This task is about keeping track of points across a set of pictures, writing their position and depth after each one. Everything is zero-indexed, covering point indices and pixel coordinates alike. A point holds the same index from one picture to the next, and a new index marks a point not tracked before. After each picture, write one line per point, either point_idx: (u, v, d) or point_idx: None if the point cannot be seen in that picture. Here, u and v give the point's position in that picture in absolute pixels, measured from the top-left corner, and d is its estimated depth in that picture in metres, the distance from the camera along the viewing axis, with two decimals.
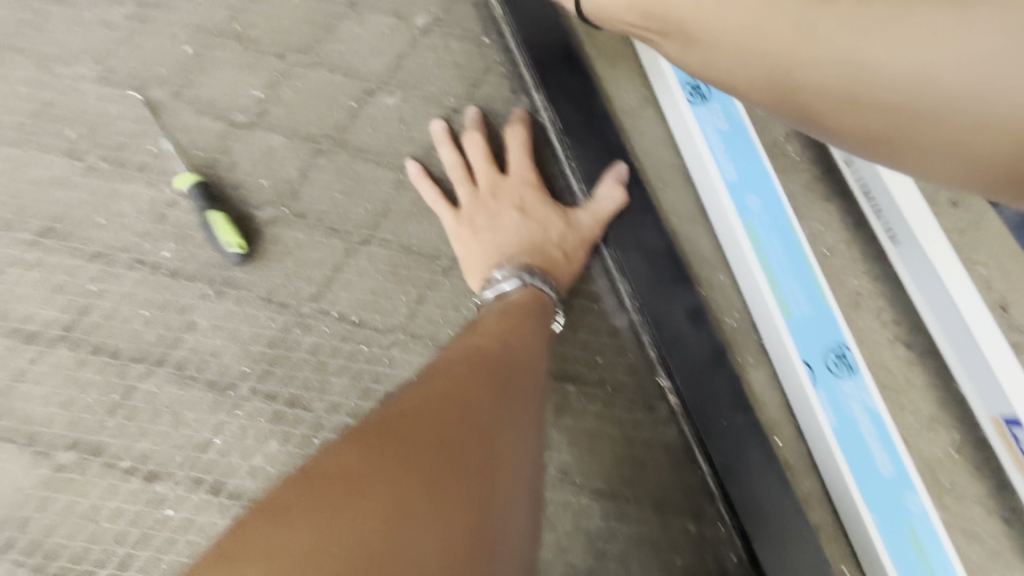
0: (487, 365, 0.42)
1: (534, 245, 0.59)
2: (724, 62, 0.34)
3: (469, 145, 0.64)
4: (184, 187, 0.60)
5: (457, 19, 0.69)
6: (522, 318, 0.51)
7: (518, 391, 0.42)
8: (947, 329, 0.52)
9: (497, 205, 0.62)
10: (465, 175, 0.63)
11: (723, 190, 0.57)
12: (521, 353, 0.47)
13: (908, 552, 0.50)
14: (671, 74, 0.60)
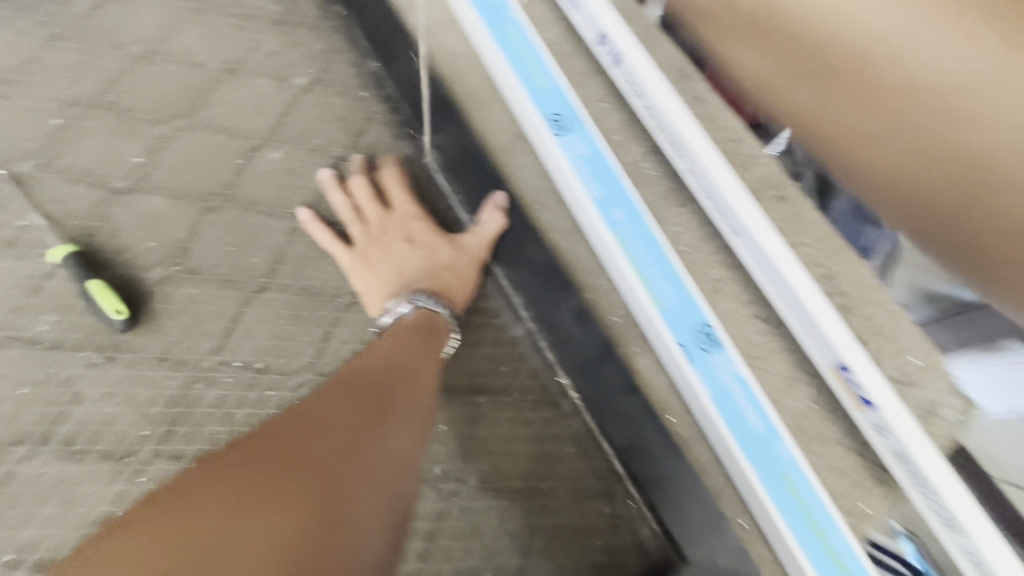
0: (363, 389, 0.45)
1: (427, 270, 0.59)
2: (881, 155, 0.39)
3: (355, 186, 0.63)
4: (62, 257, 0.55)
5: (337, 77, 0.70)
6: (419, 339, 0.52)
7: (393, 415, 0.45)
8: (790, 294, 0.38)
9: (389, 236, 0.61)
10: (354, 212, 0.62)
11: (590, 207, 0.50)
12: (409, 373, 0.48)
13: (807, 534, 0.43)
14: (529, 104, 0.51)
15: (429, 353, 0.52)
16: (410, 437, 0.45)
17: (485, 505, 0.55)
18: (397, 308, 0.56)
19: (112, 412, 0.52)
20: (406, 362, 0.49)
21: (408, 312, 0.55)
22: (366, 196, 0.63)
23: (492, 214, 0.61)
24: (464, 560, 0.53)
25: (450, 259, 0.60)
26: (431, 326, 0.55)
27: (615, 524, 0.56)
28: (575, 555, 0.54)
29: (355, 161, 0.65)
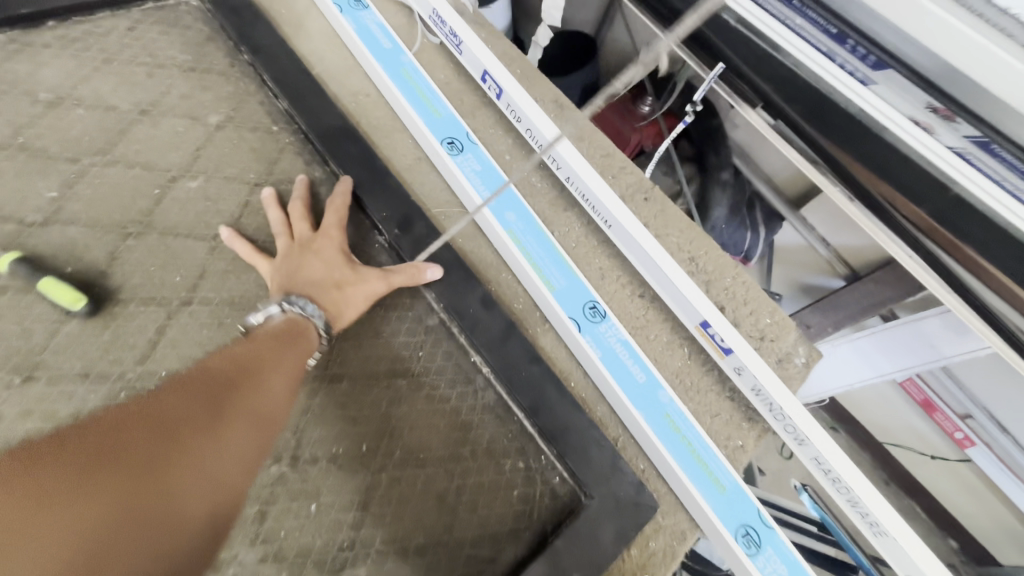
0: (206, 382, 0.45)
1: (313, 280, 0.63)
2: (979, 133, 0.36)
3: (293, 209, 0.70)
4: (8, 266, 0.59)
5: (248, 116, 0.77)
6: (281, 340, 0.54)
7: (237, 415, 0.44)
8: (651, 272, 0.77)
9: (300, 250, 0.66)
10: (283, 229, 0.68)
11: (487, 211, 0.77)
12: (266, 373, 0.49)
13: (668, 431, 0.68)
14: (430, 133, 0.81)
15: (289, 353, 0.53)
16: (256, 432, 0.45)
17: (412, 474, 0.60)
18: (267, 309, 0.58)
19: (35, 427, 0.54)
20: (264, 365, 0.50)
21: (274, 314, 0.57)
22: (299, 213, 0.69)
23: (407, 266, 0.68)
24: (394, 525, 0.57)
25: (347, 279, 0.64)
26: (297, 329, 0.57)
27: (528, 476, 0.63)
28: (495, 508, 0.61)
29: (300, 180, 0.73)
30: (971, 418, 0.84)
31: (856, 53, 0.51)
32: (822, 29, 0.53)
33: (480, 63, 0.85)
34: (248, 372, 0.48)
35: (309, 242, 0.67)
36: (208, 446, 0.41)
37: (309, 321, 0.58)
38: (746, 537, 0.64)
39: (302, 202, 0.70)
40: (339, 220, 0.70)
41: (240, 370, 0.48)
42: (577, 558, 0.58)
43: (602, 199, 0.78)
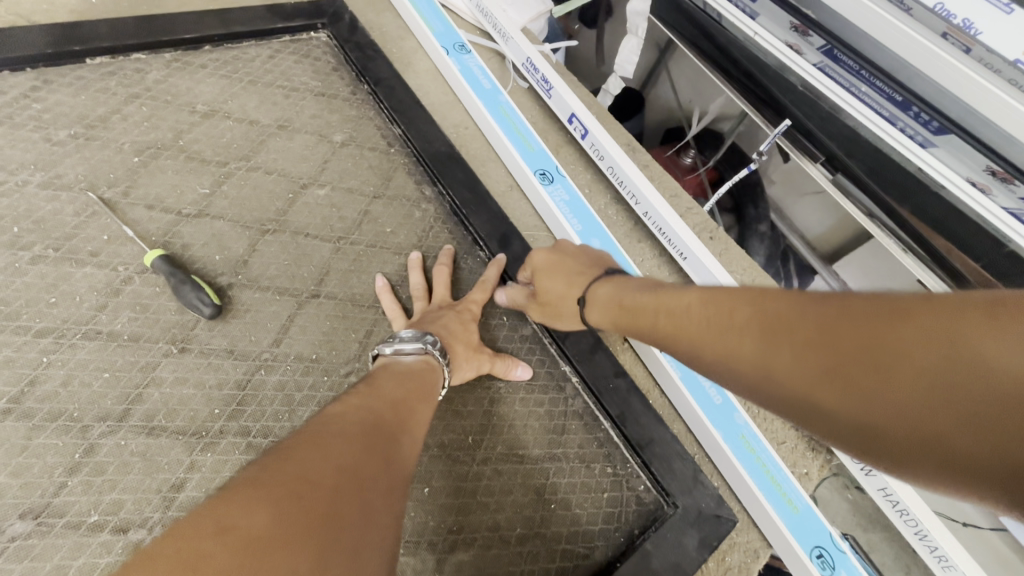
0: (370, 423, 0.40)
1: (443, 329, 0.65)
2: (788, 395, 0.32)
3: (437, 275, 0.74)
4: (150, 263, 0.64)
5: (366, 137, 0.87)
6: (416, 384, 0.51)
7: (401, 461, 0.40)
8: None
9: (437, 310, 0.69)
10: (423, 291, 0.72)
11: (575, 238, 0.83)
12: (411, 415, 0.45)
13: (743, 452, 0.70)
14: (524, 164, 0.88)
15: (426, 400, 0.50)
16: (409, 477, 0.40)
17: (512, 470, 0.65)
18: (399, 343, 0.57)
19: (188, 393, 0.60)
20: (410, 411, 0.45)
21: (411, 352, 0.57)
22: (443, 280, 0.74)
23: (512, 362, 0.70)
24: (497, 514, 0.62)
25: (473, 348, 0.66)
26: (434, 373, 0.56)
27: (616, 481, 0.67)
28: (586, 508, 0.64)
29: (448, 250, 0.78)
30: None
31: (920, 119, 0.69)
32: (888, 96, 0.71)
33: (568, 107, 0.95)
34: (400, 420, 0.43)
35: (447, 304, 0.71)
36: (384, 491, 0.36)
37: (440, 368, 0.58)
38: (821, 558, 0.65)
39: (450, 272, 0.74)
40: (479, 299, 0.73)
41: (393, 416, 0.43)
42: (665, 560, 0.61)
43: (681, 233, 0.85)
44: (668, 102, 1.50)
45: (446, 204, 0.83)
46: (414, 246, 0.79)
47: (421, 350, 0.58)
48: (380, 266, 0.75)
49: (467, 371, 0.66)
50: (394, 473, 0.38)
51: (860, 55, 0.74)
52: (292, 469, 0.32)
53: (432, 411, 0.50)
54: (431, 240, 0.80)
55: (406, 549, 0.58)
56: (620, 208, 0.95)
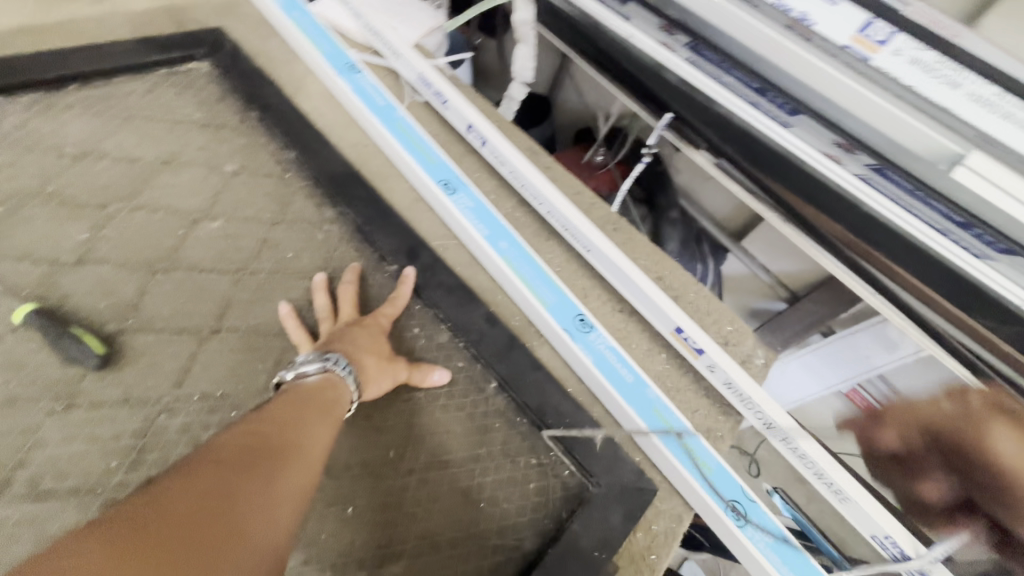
0: (255, 446, 0.41)
1: (351, 345, 0.66)
2: None
3: (343, 296, 0.74)
4: (23, 318, 0.63)
5: (260, 165, 0.86)
6: (312, 407, 0.51)
7: (286, 481, 0.40)
8: (631, 290, 0.87)
9: (345, 328, 0.70)
10: (329, 312, 0.72)
11: (481, 240, 0.84)
12: (306, 437, 0.46)
13: (658, 425, 0.74)
14: (425, 176, 0.89)
15: (324, 422, 0.50)
16: (300, 492, 0.41)
17: (438, 476, 0.66)
18: (303, 365, 0.58)
19: (82, 450, 0.58)
20: (301, 432, 0.45)
21: (313, 372, 0.58)
22: (350, 299, 0.74)
23: (426, 370, 0.71)
24: (424, 522, 0.63)
25: (383, 359, 0.67)
26: (337, 392, 0.57)
27: (542, 470, 0.69)
28: (513, 502, 0.66)
29: (354, 268, 0.78)
30: None
31: (776, 102, 0.77)
32: (747, 84, 0.80)
33: (465, 117, 0.97)
34: (292, 441, 0.44)
35: (356, 321, 0.71)
36: (259, 509, 0.36)
37: (343, 383, 0.59)
38: (734, 510, 0.70)
39: (356, 291, 0.75)
40: (389, 314, 0.74)
41: (285, 437, 0.44)
42: (592, 539, 0.64)
43: (581, 227, 0.89)
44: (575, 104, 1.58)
45: (351, 223, 0.83)
46: (320, 268, 0.78)
47: (324, 370, 0.59)
48: (285, 292, 0.74)
49: (378, 386, 0.66)
50: (274, 492, 0.38)
51: (717, 49, 0.83)
52: (160, 497, 0.32)
53: (334, 433, 0.51)
54: (337, 261, 0.80)
55: (334, 571, 0.60)
56: (527, 209, 0.99)
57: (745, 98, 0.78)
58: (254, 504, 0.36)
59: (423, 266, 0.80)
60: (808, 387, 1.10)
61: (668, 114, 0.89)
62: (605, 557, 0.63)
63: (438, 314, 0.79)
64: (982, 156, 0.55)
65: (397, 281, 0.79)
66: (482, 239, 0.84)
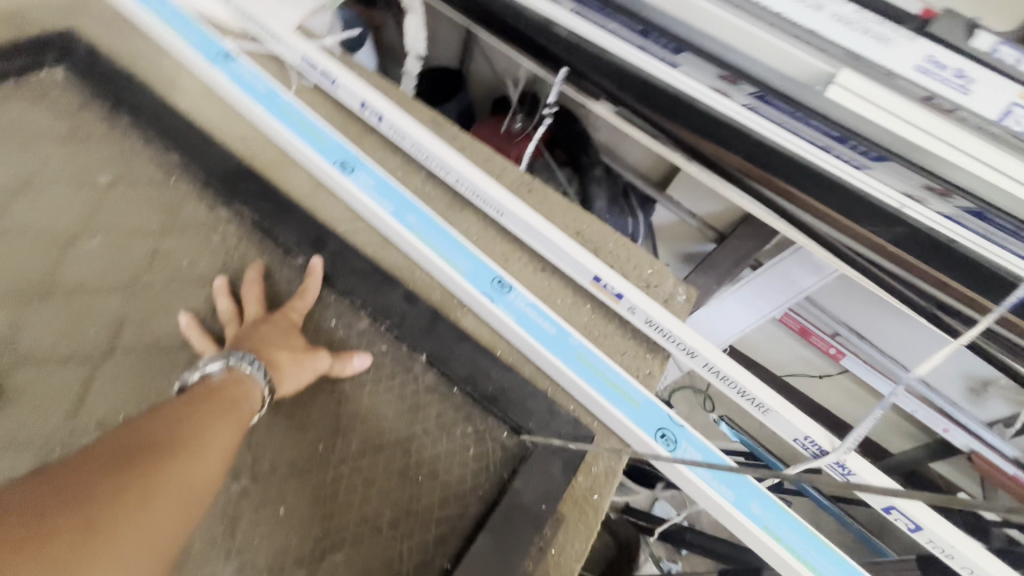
0: (146, 439, 0.43)
1: (262, 343, 0.64)
2: None
3: (246, 295, 0.71)
4: None
5: (138, 172, 0.79)
6: (222, 404, 0.53)
7: (173, 473, 0.42)
8: (548, 248, 0.89)
9: (253, 326, 0.67)
10: (234, 315, 0.69)
11: (388, 218, 0.83)
12: (205, 432, 0.48)
13: (583, 369, 0.78)
14: (323, 161, 0.86)
15: (227, 419, 0.51)
16: (192, 482, 0.43)
17: (371, 462, 0.66)
18: (205, 366, 0.57)
19: None
20: (201, 428, 0.48)
21: (216, 371, 0.57)
22: (255, 297, 0.71)
23: (347, 357, 0.69)
24: (363, 508, 0.63)
25: (298, 352, 0.65)
26: (239, 387, 0.56)
27: (479, 437, 0.69)
28: (453, 472, 0.66)
29: (256, 265, 0.74)
30: (838, 335, 1.14)
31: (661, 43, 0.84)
32: (632, 29, 0.86)
33: (357, 95, 0.94)
34: (189, 435, 0.46)
35: (264, 318, 0.68)
36: (137, 498, 0.39)
37: (253, 381, 0.58)
38: (664, 437, 0.75)
39: (260, 287, 0.71)
40: (298, 308, 0.72)
41: (182, 431, 0.46)
42: (535, 494, 0.65)
43: (492, 192, 0.89)
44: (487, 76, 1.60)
45: (250, 221, 0.78)
46: (220, 270, 0.74)
47: (228, 370, 0.58)
48: (181, 301, 0.70)
49: (294, 380, 0.64)
50: (158, 483, 0.41)
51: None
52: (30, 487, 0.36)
53: (241, 428, 0.52)
54: (237, 260, 0.76)
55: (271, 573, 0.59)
56: (438, 183, 0.97)
57: (631, 44, 0.85)
58: (131, 494, 0.38)
59: (331, 254, 0.77)
60: (741, 320, 1.16)
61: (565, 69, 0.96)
62: (549, 509, 0.64)
63: (353, 299, 0.76)
64: (853, 75, 0.66)
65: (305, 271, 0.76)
66: (389, 218, 0.83)
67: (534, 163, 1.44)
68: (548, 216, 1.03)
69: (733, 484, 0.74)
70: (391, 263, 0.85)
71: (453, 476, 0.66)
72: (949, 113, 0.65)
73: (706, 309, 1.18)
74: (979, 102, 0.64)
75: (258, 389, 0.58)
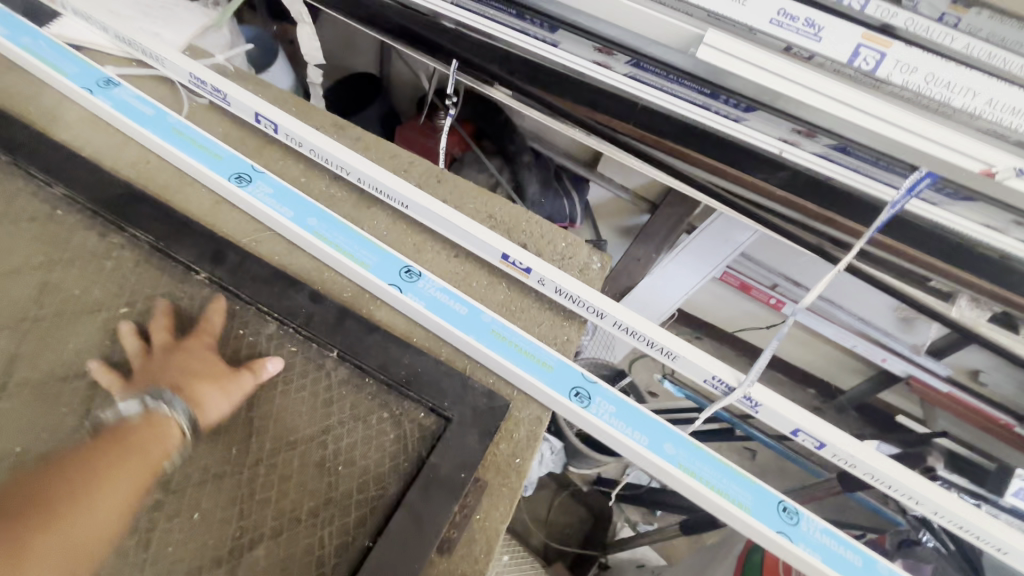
0: (77, 476, 0.58)
1: (181, 379, 0.68)
2: None
3: (156, 331, 0.72)
4: None
5: (21, 210, 0.79)
6: (126, 458, 0.60)
7: (88, 511, 0.56)
8: (455, 234, 0.92)
9: (164, 359, 0.70)
10: (142, 352, 0.71)
11: (289, 223, 0.84)
12: (110, 482, 0.58)
13: (496, 342, 0.81)
14: (218, 176, 0.87)
15: (125, 476, 0.59)
16: (92, 528, 0.56)
17: (286, 458, 0.68)
18: (127, 408, 0.65)
19: None
20: (110, 478, 0.58)
21: (133, 414, 0.64)
22: (162, 328, 0.73)
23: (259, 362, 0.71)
24: (280, 502, 0.65)
25: (221, 379, 0.69)
26: (150, 428, 0.63)
27: (395, 420, 0.72)
28: (371, 456, 0.69)
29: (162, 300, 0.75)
30: (778, 286, 1.43)
31: (537, 24, 0.91)
32: (508, 13, 0.93)
33: (250, 108, 0.95)
34: (105, 479, 0.58)
35: (176, 349, 0.71)
36: (57, 533, 0.54)
37: (169, 426, 0.64)
38: (579, 395, 0.79)
39: (169, 318, 0.74)
40: (206, 332, 0.73)
41: (105, 470, 0.59)
42: (452, 465, 0.68)
43: (395, 186, 0.92)
44: (409, 78, 1.66)
45: (146, 244, 0.78)
46: (116, 296, 0.75)
47: (147, 412, 0.64)
48: (74, 332, 0.72)
49: (216, 404, 0.67)
50: (69, 521, 0.55)
51: None
52: (23, 493, 0.56)
53: (141, 480, 0.60)
54: (134, 285, 0.76)
55: None
56: (344, 185, 0.98)
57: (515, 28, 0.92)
58: (56, 526, 0.54)
59: (231, 264, 0.78)
60: (686, 283, 1.28)
61: (455, 60, 1.04)
62: (467, 477, 0.68)
63: (258, 306, 0.77)
64: (718, 35, 0.68)
65: (214, 302, 0.76)
66: (289, 223, 0.84)
67: (463, 156, 1.48)
68: (459, 204, 1.06)
69: (647, 430, 0.79)
70: (300, 266, 0.85)
71: (372, 461, 0.68)
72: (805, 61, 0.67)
73: (651, 278, 1.28)
74: (833, 48, 0.65)
75: (166, 437, 0.64)
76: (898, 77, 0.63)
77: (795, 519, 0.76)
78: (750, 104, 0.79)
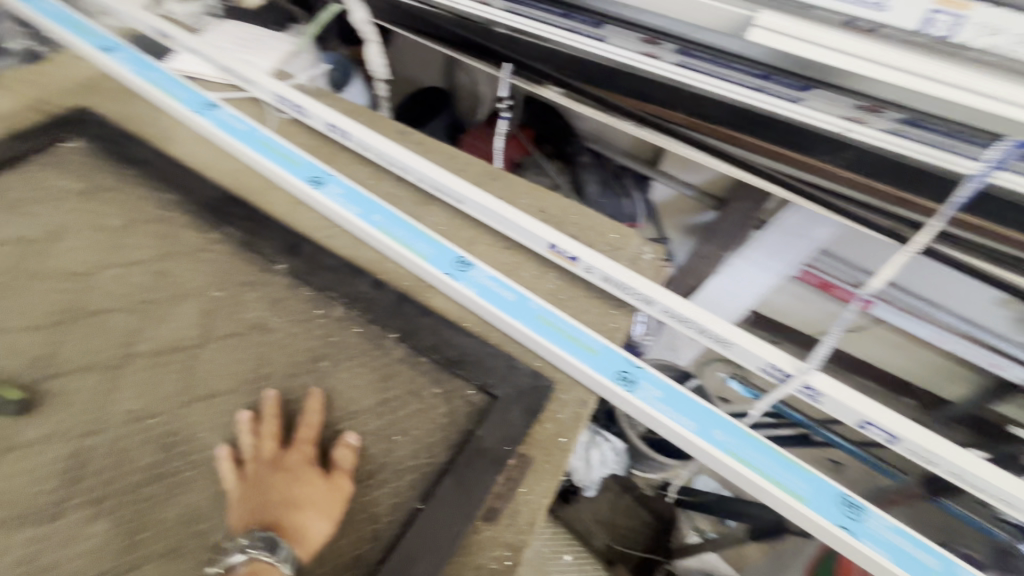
0: None
1: (288, 504, 0.65)
2: None
3: (263, 433, 0.72)
4: None
5: (142, 214, 0.94)
6: None
7: None
8: (507, 228, 0.97)
9: (271, 474, 0.68)
10: (253, 453, 0.71)
11: (355, 219, 0.92)
12: None
13: (544, 328, 0.83)
14: (297, 179, 0.97)
15: None
16: None
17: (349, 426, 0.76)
18: (231, 555, 0.60)
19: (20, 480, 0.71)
20: None
21: (240, 562, 0.60)
22: (271, 433, 0.72)
23: (344, 454, 0.70)
24: None
25: (323, 502, 0.66)
26: None
27: (446, 396, 0.77)
28: (423, 428, 0.75)
29: (271, 397, 0.75)
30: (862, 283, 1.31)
31: (585, 21, 0.92)
32: (553, 12, 0.94)
33: (324, 119, 1.05)
34: None
35: (282, 462, 0.69)
36: None
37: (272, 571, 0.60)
38: (624, 378, 0.80)
39: (276, 423, 0.73)
40: (307, 438, 0.71)
41: None
42: (496, 438, 0.72)
43: (451, 183, 0.98)
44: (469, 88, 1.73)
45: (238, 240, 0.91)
46: (213, 283, 0.87)
47: (250, 559, 0.60)
48: (180, 313, 0.85)
49: (315, 528, 0.64)
50: None
51: None
52: None
53: None
54: (227, 275, 0.88)
55: None
56: (405, 185, 1.07)
57: (561, 26, 0.93)
58: None
59: (306, 254, 0.88)
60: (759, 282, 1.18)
61: (507, 63, 1.08)
62: (510, 450, 0.71)
63: (328, 293, 0.85)
64: (769, 15, 0.65)
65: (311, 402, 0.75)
66: (355, 219, 0.93)
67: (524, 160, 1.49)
68: (510, 198, 1.11)
69: (695, 415, 0.78)
70: (364, 258, 0.94)
71: (426, 432, 0.74)
72: (870, 35, 0.62)
73: (717, 277, 1.20)
74: (900, 16, 0.59)
75: None
76: (979, 41, 0.57)
77: (860, 515, 0.71)
78: (807, 83, 0.75)
